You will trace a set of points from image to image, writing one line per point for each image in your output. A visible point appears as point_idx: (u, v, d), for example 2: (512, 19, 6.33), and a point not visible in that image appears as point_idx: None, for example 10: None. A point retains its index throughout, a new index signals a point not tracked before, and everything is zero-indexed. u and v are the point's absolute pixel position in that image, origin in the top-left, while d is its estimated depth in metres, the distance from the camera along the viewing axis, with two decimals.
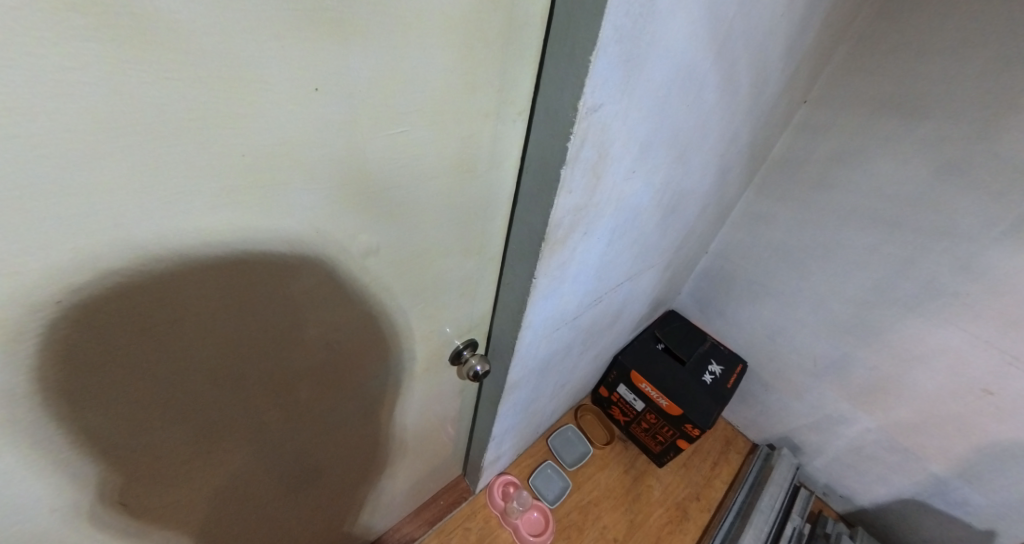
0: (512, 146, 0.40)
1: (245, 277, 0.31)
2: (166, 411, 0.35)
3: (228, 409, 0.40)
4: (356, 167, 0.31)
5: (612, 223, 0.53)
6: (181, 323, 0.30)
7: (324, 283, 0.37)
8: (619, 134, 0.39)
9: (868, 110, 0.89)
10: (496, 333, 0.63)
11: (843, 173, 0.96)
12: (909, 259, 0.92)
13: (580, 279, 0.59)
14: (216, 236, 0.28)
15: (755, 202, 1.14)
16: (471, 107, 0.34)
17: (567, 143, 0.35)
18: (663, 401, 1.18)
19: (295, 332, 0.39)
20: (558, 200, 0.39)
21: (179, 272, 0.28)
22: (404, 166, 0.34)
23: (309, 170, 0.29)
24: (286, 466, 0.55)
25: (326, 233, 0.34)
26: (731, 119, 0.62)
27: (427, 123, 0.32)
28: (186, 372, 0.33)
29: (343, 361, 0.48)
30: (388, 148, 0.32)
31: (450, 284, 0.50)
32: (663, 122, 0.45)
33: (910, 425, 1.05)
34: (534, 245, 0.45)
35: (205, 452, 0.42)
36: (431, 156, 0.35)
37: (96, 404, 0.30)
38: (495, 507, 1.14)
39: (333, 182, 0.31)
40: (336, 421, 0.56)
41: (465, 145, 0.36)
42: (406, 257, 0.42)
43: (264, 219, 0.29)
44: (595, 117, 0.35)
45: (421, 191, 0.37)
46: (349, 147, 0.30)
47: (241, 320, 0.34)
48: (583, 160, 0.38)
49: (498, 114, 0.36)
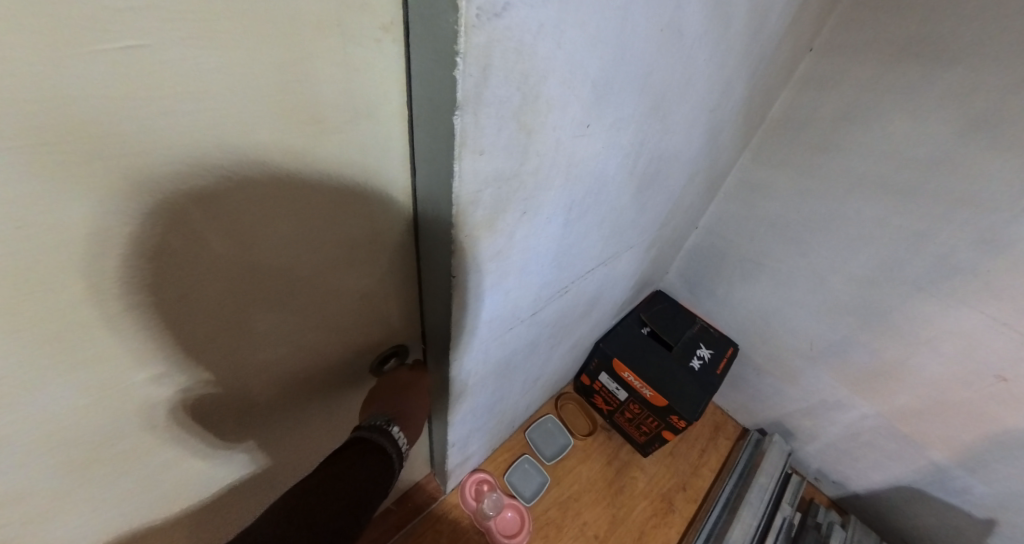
0: (389, 84, 0.28)
1: (235, 265, 0.30)
2: (153, 396, 0.34)
3: (223, 394, 0.39)
4: (100, 125, 0.19)
5: (563, 197, 0.40)
6: (175, 313, 0.29)
7: (315, 271, 0.36)
8: (551, 65, 0.26)
9: (883, 58, 0.76)
10: (430, 335, 0.52)
11: (851, 134, 0.84)
12: (922, 232, 0.82)
13: (529, 271, 0.47)
14: (158, 233, 0.25)
15: (751, 170, 1.01)
16: (294, 34, 0.22)
17: (454, 71, 0.22)
18: (647, 391, 1.09)
19: (289, 319, 0.38)
20: (461, 167, 0.26)
21: (149, 266, 0.26)
22: (194, 120, 0.21)
23: (199, 162, 0.23)
24: (272, 451, 0.53)
25: (292, 224, 0.31)
26: (722, 62, 0.49)
27: (211, 46, 0.19)
28: (195, 362, 0.34)
29: (333, 347, 0.46)
30: (130, 86, 0.19)
31: (387, 268, 0.43)
32: (622, 56, 0.32)
33: (911, 411, 0.98)
34: (443, 229, 0.33)
35: (187, 438, 0.40)
36: (275, 111, 0.24)
37: (115, 394, 0.31)
38: (467, 508, 1.06)
39: (191, 164, 0.23)
40: (322, 409, 0.54)
41: (322, 94, 0.25)
42: (364, 241, 0.38)
43: (204, 212, 0.25)
44: (502, 27, 0.21)
45: (281, 157, 0.26)
46: (62, 97, 0.17)
47: (232, 308, 0.33)
48: (496, 102, 0.25)
49: (345, 39, 0.24)
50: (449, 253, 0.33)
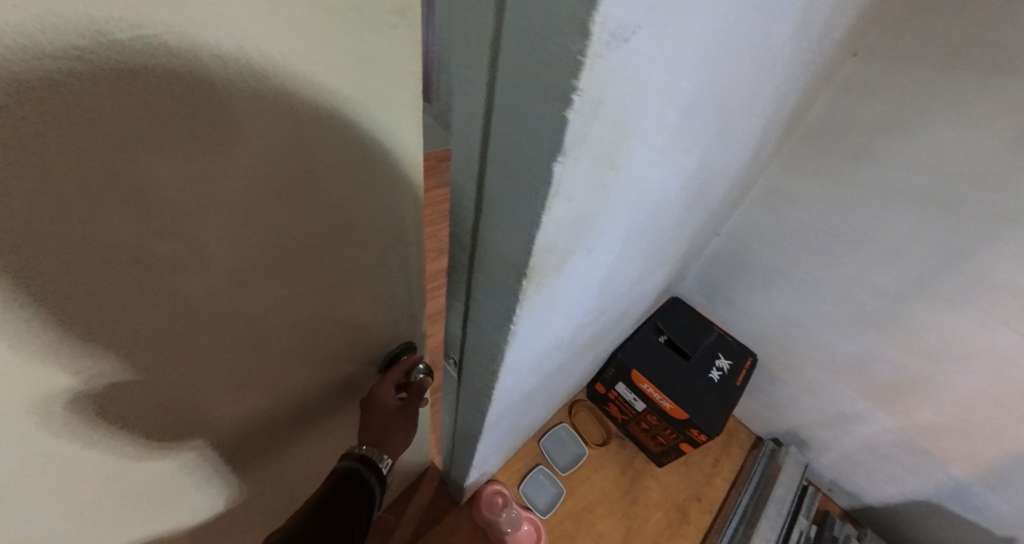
0: (386, 63, 0.24)
1: (237, 286, 0.26)
2: (152, 436, 0.31)
3: (223, 420, 0.36)
4: (134, 150, 0.17)
5: (623, 229, 0.36)
6: (172, 347, 0.26)
7: (317, 278, 0.32)
8: (653, 94, 0.22)
9: (933, 65, 0.72)
10: (465, 369, 0.47)
11: (891, 142, 0.80)
12: (961, 249, 0.79)
13: (576, 303, 0.43)
14: (161, 263, 0.21)
15: (779, 177, 0.97)
16: (289, 17, 0.18)
17: (565, 112, 0.18)
18: (666, 404, 1.07)
19: (291, 332, 0.35)
20: (548, 216, 0.23)
21: (148, 300, 0.22)
22: (174, 125, 0.17)
23: (186, 174, 0.19)
24: (277, 464, 0.51)
25: (295, 231, 0.28)
26: (788, 72, 0.45)
27: (214, 37, 0.16)
28: (198, 392, 0.31)
29: (336, 356, 0.43)
30: (114, 102, 0.15)
31: (388, 266, 0.40)
32: (714, 73, 0.28)
33: (934, 427, 0.96)
34: (506, 275, 0.29)
35: (188, 468, 0.37)
36: (268, 108, 0.20)
37: (101, 441, 0.27)
38: (482, 520, 1.03)
39: (199, 180, 0.20)
40: (323, 417, 0.51)
41: (313, 83, 0.21)
42: (367, 238, 0.34)
43: (207, 231, 0.22)
44: (622, 59, 0.17)
45: (286, 156, 0.23)
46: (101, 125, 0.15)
47: (232, 332, 0.29)
48: (594, 143, 0.21)
49: (341, 18, 0.20)
50: (512, 302, 0.30)
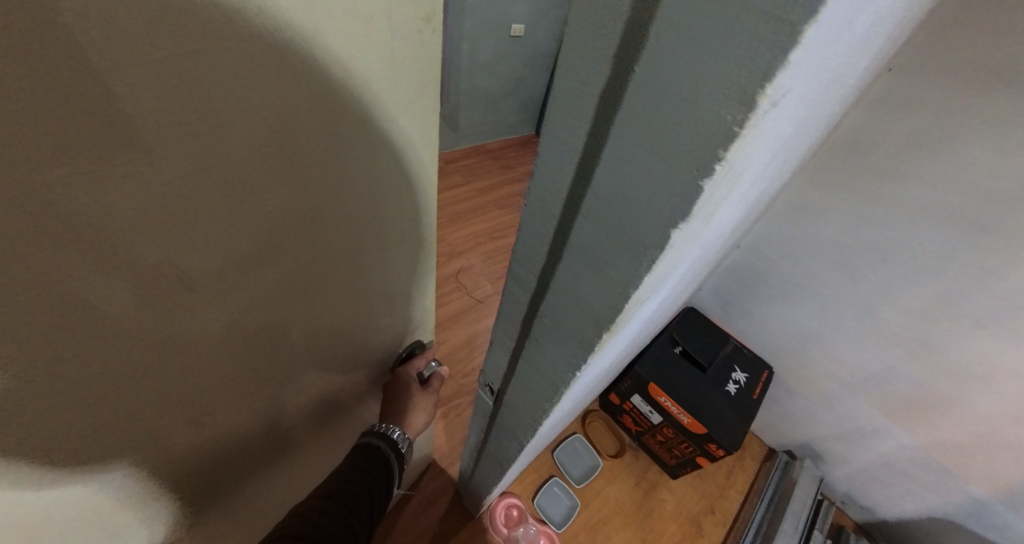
0: (359, 60, 0.24)
1: (240, 295, 0.26)
2: (171, 470, 0.29)
3: (233, 445, 0.35)
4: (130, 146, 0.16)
5: (687, 268, 0.35)
6: (182, 366, 0.25)
7: (315, 283, 0.32)
8: (764, 149, 0.21)
9: (970, 84, 0.71)
10: (506, 399, 0.46)
11: (922, 159, 0.79)
12: (992, 269, 0.78)
13: (627, 337, 0.42)
14: (166, 277, 0.20)
15: (803, 190, 0.96)
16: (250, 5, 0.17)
17: (699, 181, 0.16)
18: (684, 418, 1.06)
19: (294, 340, 0.34)
20: (649, 275, 0.21)
21: (157, 319, 0.21)
22: (128, 131, 0.15)
23: (173, 191, 0.18)
24: (296, 481, 0.50)
25: (294, 233, 0.27)
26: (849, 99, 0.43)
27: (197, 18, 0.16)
28: (211, 413, 0.30)
29: (337, 362, 0.43)
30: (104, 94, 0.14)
31: (385, 267, 0.40)
32: (807, 117, 0.26)
33: (956, 446, 0.95)
34: (580, 325, 0.28)
35: (212, 503, 0.36)
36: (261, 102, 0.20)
37: (100, 493, 0.25)
38: (499, 534, 1.02)
39: (198, 182, 0.19)
40: (328, 428, 0.50)
41: (284, 79, 0.20)
42: (363, 238, 0.34)
43: (208, 239, 0.21)
44: (763, 127, 0.16)
45: (283, 155, 0.23)
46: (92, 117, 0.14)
47: (238, 346, 0.28)
48: (708, 205, 0.19)
49: (304, 5, 0.19)
50: (585, 352, 0.29)
